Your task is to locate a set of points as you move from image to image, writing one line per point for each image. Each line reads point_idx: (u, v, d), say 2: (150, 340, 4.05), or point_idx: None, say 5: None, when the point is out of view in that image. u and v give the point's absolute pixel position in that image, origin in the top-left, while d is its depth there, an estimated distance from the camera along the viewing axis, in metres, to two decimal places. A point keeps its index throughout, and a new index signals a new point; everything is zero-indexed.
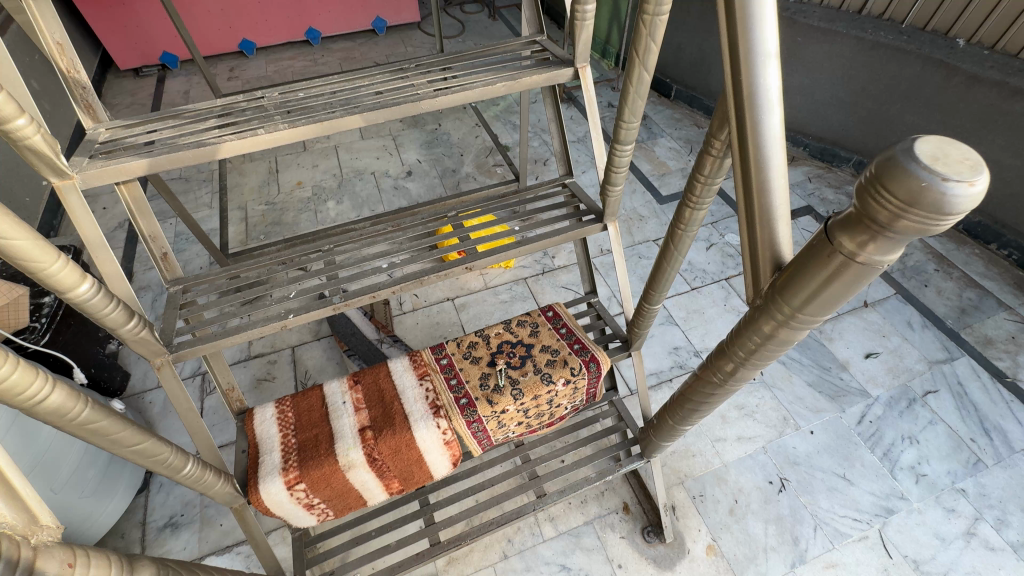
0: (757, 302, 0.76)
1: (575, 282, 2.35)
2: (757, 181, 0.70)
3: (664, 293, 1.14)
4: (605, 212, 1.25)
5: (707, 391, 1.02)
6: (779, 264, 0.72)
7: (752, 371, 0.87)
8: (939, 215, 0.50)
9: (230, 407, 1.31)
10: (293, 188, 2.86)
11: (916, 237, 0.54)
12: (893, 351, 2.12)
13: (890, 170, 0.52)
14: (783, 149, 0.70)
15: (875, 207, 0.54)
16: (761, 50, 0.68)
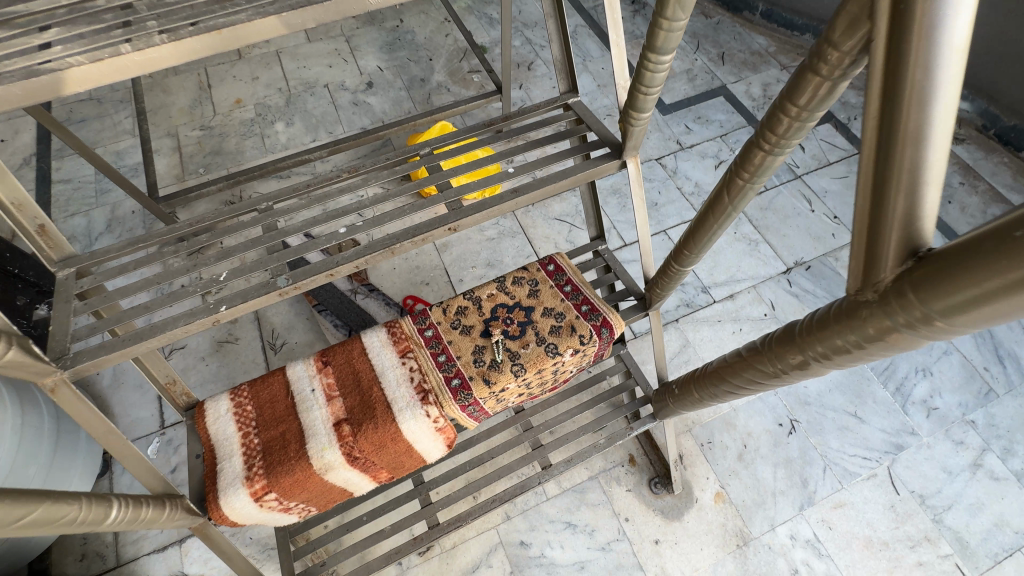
0: (868, 296, 0.54)
1: (570, 213, 2.08)
2: (913, 120, 0.45)
3: (700, 254, 0.91)
4: (625, 145, 0.97)
5: (755, 377, 0.83)
6: (916, 248, 0.50)
7: (829, 370, 0.68)
8: None
9: (175, 403, 1.09)
10: (231, 107, 2.40)
11: None
12: None
13: None
14: (962, 69, 0.44)
15: None
16: None
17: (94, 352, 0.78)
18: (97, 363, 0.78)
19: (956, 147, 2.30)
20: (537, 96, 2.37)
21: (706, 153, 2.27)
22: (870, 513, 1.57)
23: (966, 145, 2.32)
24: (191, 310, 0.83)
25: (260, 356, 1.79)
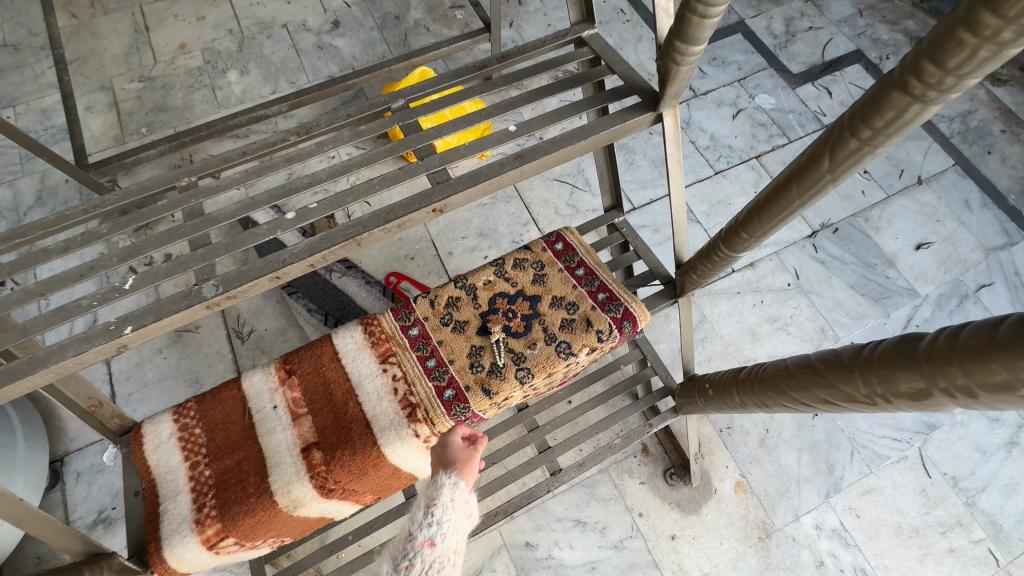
0: None
1: (572, 173, 1.83)
2: None
3: (761, 239, 0.77)
4: (663, 93, 0.74)
5: (832, 395, 0.66)
6: None
7: (963, 404, 0.51)
8: None
9: (104, 429, 0.89)
10: (174, 54, 2.05)
11: None
12: (947, 239, 1.80)
13: None
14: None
15: None
16: None
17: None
18: None
19: (998, 90, 2.07)
20: (530, 36, 2.05)
21: (722, 100, 2.01)
22: (900, 498, 1.46)
23: (1008, 87, 2.08)
24: (86, 333, 0.61)
25: (226, 347, 1.58)
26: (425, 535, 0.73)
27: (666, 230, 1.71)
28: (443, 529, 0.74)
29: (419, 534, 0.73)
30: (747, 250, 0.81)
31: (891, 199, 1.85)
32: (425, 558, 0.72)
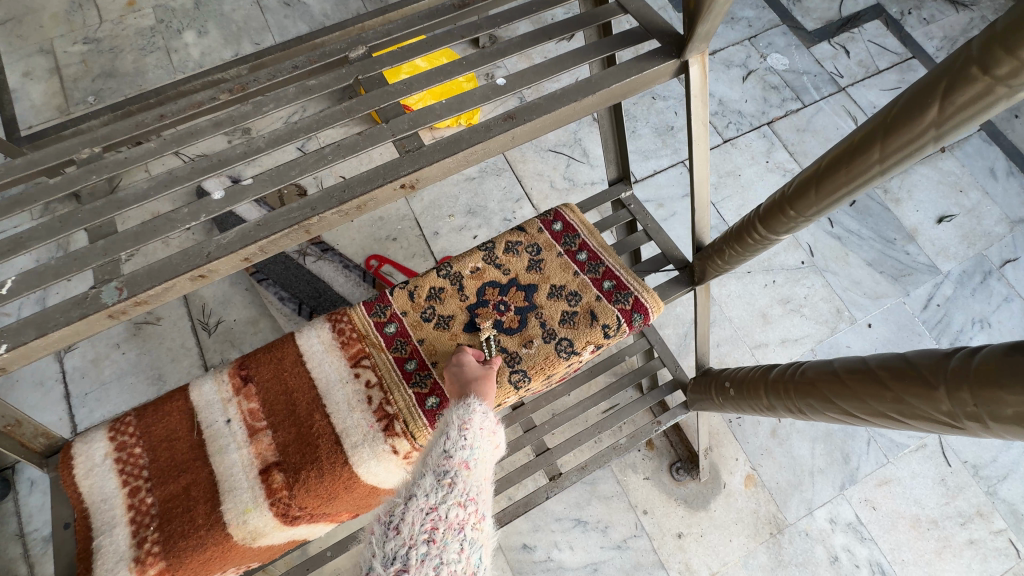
0: None
1: (568, 143, 1.67)
2: None
3: (810, 219, 0.66)
4: (688, 37, 0.59)
5: (897, 411, 0.53)
6: None
7: None
8: None
9: (27, 450, 0.76)
10: (122, 11, 1.83)
11: None
12: (971, 211, 1.67)
13: None
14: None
15: None
16: None
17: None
18: None
19: None
20: None
21: (732, 61, 1.84)
22: (918, 489, 1.38)
23: None
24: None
25: (191, 340, 1.44)
26: (462, 454, 0.60)
27: (671, 204, 1.57)
28: (477, 451, 0.62)
29: (455, 452, 0.60)
30: (795, 229, 0.69)
31: (912, 168, 1.71)
32: (464, 476, 0.58)
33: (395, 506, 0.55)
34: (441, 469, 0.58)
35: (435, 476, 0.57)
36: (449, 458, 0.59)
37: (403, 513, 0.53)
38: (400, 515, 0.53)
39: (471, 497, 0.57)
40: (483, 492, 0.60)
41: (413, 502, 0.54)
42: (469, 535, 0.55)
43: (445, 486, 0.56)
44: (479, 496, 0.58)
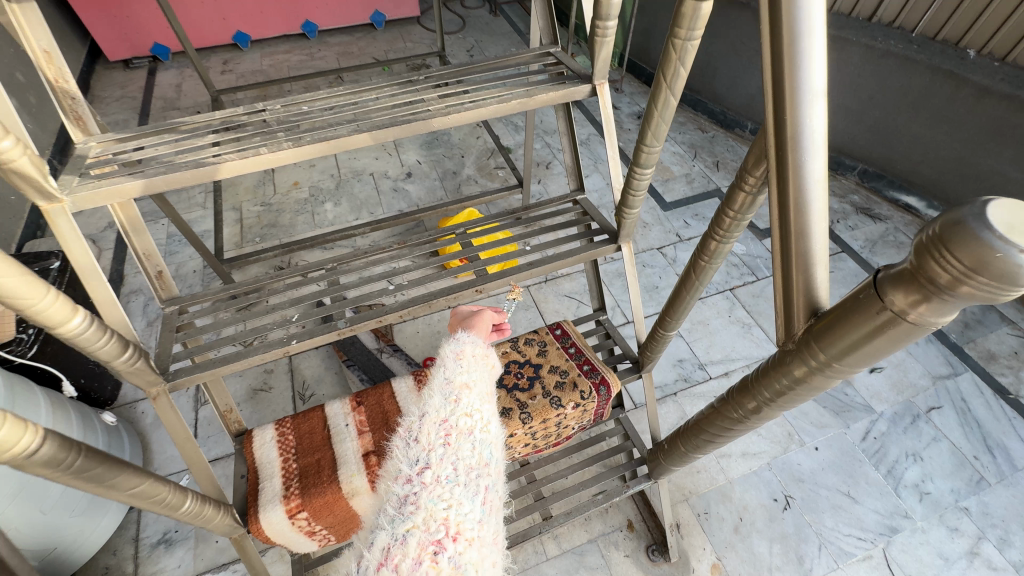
0: (790, 346, 0.74)
1: (579, 291, 2.30)
2: (795, 224, 0.66)
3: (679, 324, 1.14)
4: (619, 233, 1.22)
5: (726, 425, 0.99)
6: (816, 311, 0.69)
7: (778, 411, 0.85)
8: (1007, 285, 0.46)
9: (228, 429, 1.27)
10: (290, 189, 2.78)
11: (977, 303, 0.50)
12: (898, 366, 2.11)
13: (955, 233, 0.47)
14: (825, 192, 0.66)
15: (935, 269, 0.50)
16: (807, 88, 0.62)
17: (191, 370, 1.00)
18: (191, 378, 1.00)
19: None
20: (553, 191, 2.72)
21: None
22: None
23: None
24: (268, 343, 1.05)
25: (290, 406, 1.95)
26: (460, 379, 0.75)
27: None
28: (471, 376, 0.77)
29: (455, 377, 0.75)
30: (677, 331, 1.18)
31: None
32: (466, 394, 0.73)
33: (414, 424, 0.70)
34: (446, 391, 0.73)
35: (442, 397, 0.72)
36: (451, 383, 0.74)
37: (422, 427, 0.68)
38: (420, 430, 0.68)
39: (473, 410, 0.72)
40: (483, 404, 0.75)
41: (427, 418, 0.69)
42: (478, 436, 0.70)
43: (452, 403, 0.71)
44: (480, 407, 0.73)
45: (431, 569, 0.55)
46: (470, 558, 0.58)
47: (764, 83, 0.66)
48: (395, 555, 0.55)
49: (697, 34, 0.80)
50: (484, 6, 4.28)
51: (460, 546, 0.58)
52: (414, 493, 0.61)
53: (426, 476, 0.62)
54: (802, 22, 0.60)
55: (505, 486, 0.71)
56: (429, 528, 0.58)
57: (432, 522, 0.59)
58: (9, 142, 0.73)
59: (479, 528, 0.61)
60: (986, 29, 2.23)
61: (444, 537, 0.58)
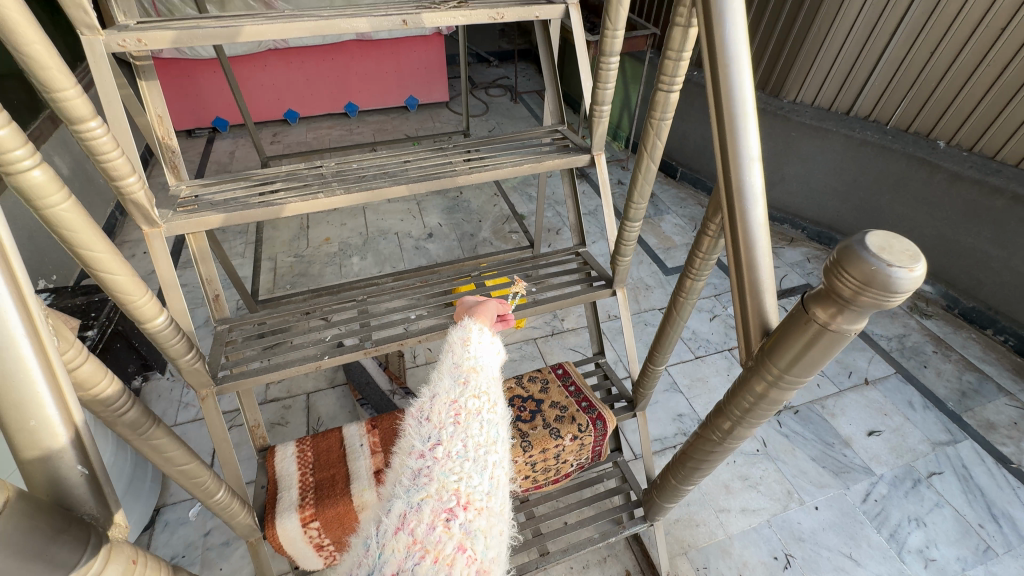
0: (749, 362, 0.86)
1: (583, 344, 2.42)
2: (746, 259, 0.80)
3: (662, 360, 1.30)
4: (614, 280, 1.43)
5: (707, 449, 1.05)
6: (767, 330, 0.83)
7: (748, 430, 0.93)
8: (890, 293, 0.60)
9: (254, 443, 1.46)
10: (321, 243, 3.05)
11: (875, 311, 0.64)
12: (896, 430, 2.15)
13: (847, 256, 0.62)
14: (768, 234, 0.81)
15: (839, 285, 0.64)
16: (746, 154, 0.78)
17: (235, 377, 1.22)
18: (237, 384, 1.22)
19: (927, 321, 2.67)
20: None
21: (702, 307, 2.70)
22: None
23: (935, 321, 2.67)
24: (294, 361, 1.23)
25: None
26: (468, 363, 0.81)
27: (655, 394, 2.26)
28: (478, 360, 0.82)
29: (463, 362, 0.81)
30: (664, 366, 1.33)
31: (843, 393, 2.29)
32: (473, 377, 0.79)
33: (426, 405, 0.76)
34: (455, 374, 0.79)
35: (451, 379, 0.78)
36: (460, 366, 0.80)
37: (433, 408, 0.74)
38: (431, 410, 0.74)
39: (481, 392, 0.77)
40: (490, 386, 0.79)
41: (438, 399, 0.75)
42: (485, 416, 0.74)
43: (460, 385, 0.77)
44: (487, 389, 0.78)
45: (444, 533, 0.61)
46: (480, 525, 0.63)
47: (714, 147, 0.82)
48: (411, 520, 0.61)
49: (669, 116, 1.03)
50: (506, 94, 4.82)
51: (470, 514, 0.63)
52: (427, 467, 0.67)
53: (438, 451, 0.68)
54: (738, 102, 0.77)
55: (512, 463, 0.75)
56: (442, 498, 0.64)
57: (444, 492, 0.64)
58: (133, 179, 0.99)
59: (488, 500, 0.66)
60: (952, 122, 2.50)
61: (455, 506, 0.63)
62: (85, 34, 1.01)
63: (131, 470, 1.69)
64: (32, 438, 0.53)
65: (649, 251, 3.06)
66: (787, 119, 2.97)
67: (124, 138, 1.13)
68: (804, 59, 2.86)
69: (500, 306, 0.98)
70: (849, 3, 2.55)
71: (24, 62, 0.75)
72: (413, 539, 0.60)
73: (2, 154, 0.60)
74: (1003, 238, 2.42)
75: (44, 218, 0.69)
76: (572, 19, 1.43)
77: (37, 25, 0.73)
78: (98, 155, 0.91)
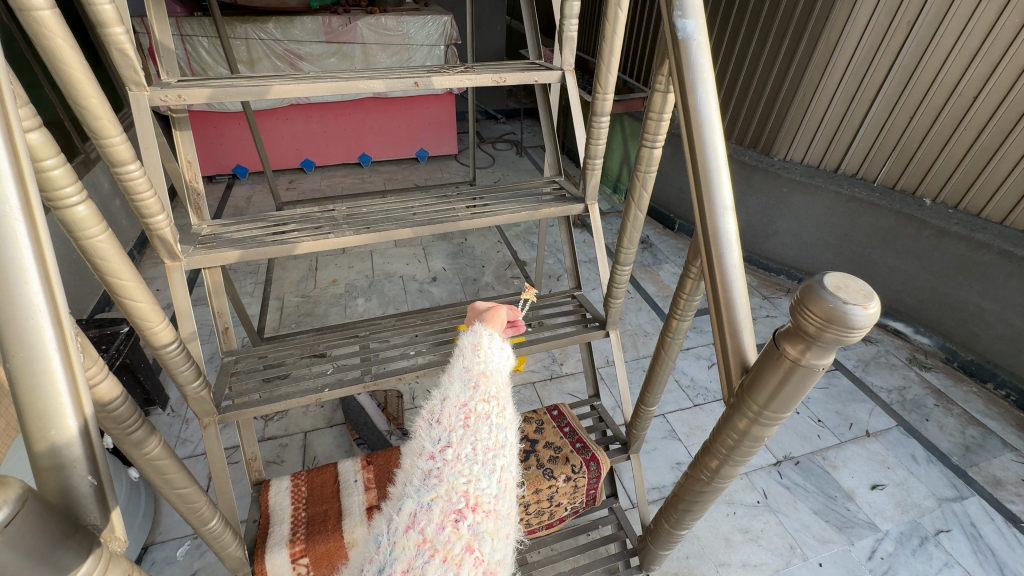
0: (730, 401, 0.82)
1: (581, 389, 2.43)
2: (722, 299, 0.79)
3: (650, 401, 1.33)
4: (607, 320, 1.49)
5: (698, 490, 0.93)
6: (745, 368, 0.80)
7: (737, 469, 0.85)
8: (849, 329, 0.62)
9: (250, 476, 1.48)
10: (328, 284, 3.15)
11: (840, 346, 0.65)
12: (900, 484, 2.11)
13: (809, 294, 0.65)
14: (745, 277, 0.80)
15: (804, 321, 0.66)
16: (719, 203, 0.80)
17: (236, 407, 1.27)
18: (238, 414, 1.26)
19: (927, 374, 2.67)
20: None
21: (700, 355, 2.72)
22: None
23: (935, 373, 2.67)
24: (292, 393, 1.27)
25: None
26: (479, 367, 0.83)
27: (653, 441, 2.24)
28: (490, 364, 0.84)
29: (474, 366, 0.83)
30: (655, 407, 1.35)
31: (844, 444, 2.26)
32: (484, 381, 0.81)
33: (436, 407, 0.79)
34: (466, 378, 0.81)
35: (462, 382, 0.80)
36: (470, 370, 0.82)
37: (444, 411, 0.77)
38: (442, 413, 0.77)
39: (491, 396, 0.79)
40: (500, 390, 0.82)
41: (449, 402, 0.78)
42: (494, 420, 0.77)
43: (471, 389, 0.79)
44: (497, 394, 0.80)
45: (452, 533, 0.65)
46: (487, 526, 0.67)
47: (691, 195, 0.85)
48: (421, 520, 0.66)
49: (653, 170, 1.14)
50: (512, 148, 5.07)
51: (479, 516, 0.67)
52: (437, 468, 0.70)
53: (448, 454, 0.71)
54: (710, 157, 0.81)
55: (520, 465, 0.78)
56: (451, 499, 0.68)
57: (453, 493, 0.68)
58: (162, 218, 1.08)
59: (496, 502, 0.69)
60: (936, 180, 2.63)
61: (464, 508, 0.67)
62: (132, 89, 1.13)
63: (124, 504, 1.69)
64: (49, 450, 0.51)
65: (648, 299, 3.12)
66: (779, 176, 3.11)
67: (156, 179, 1.24)
68: (792, 121, 3.05)
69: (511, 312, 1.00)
70: (830, 72, 2.77)
71: (80, 114, 0.86)
72: (423, 537, 0.65)
73: (53, 190, 0.68)
74: (994, 292, 2.47)
75: (83, 249, 0.76)
76: (568, 84, 1.57)
77: (96, 84, 0.85)
78: (133, 194, 1.01)
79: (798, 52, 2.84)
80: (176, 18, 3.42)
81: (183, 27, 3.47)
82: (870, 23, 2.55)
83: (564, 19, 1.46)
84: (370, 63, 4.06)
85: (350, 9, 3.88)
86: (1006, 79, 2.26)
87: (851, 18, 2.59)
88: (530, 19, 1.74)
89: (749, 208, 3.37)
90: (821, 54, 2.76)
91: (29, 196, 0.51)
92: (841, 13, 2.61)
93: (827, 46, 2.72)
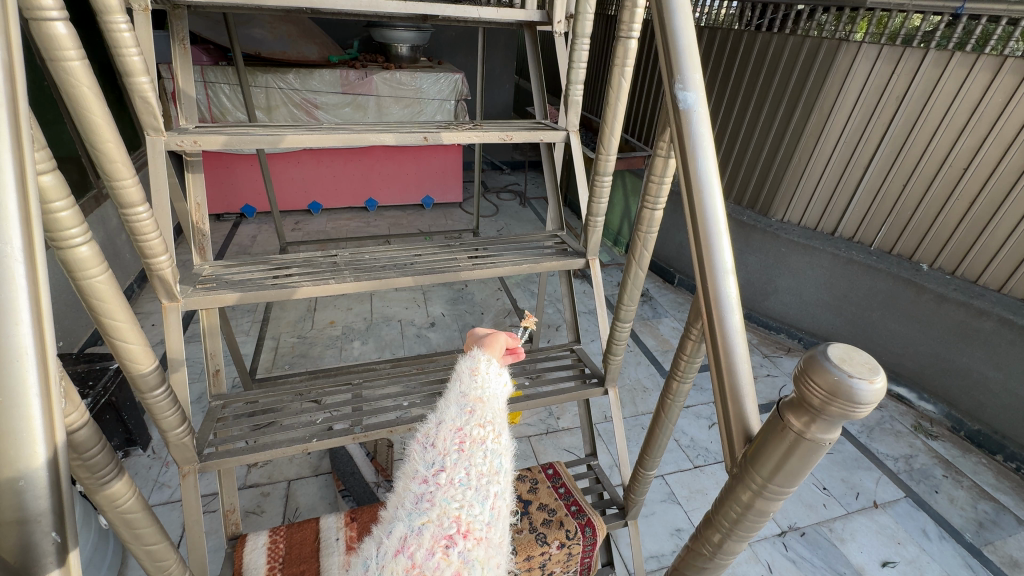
0: (734, 469, 0.77)
1: (576, 445, 2.35)
2: (723, 361, 0.77)
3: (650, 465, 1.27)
4: (605, 377, 1.47)
5: (699, 566, 0.84)
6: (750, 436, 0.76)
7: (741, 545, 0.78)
8: (855, 406, 0.59)
9: (226, 530, 1.41)
10: (325, 325, 3.13)
11: (847, 421, 0.62)
12: (912, 562, 2.00)
13: (814, 366, 0.62)
14: (745, 339, 0.78)
15: (808, 394, 0.62)
16: (721, 264, 0.80)
17: (218, 455, 1.23)
18: (219, 463, 1.21)
19: (934, 442, 2.59)
20: None
21: (700, 414, 2.66)
22: None
23: (942, 442, 2.59)
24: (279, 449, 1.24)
25: None
26: (476, 393, 0.79)
27: (652, 505, 2.15)
28: (487, 390, 0.80)
29: (471, 391, 0.79)
30: (654, 471, 1.31)
31: (851, 515, 2.17)
32: (480, 406, 0.78)
33: (431, 430, 0.75)
34: (462, 403, 0.78)
35: (458, 407, 0.77)
36: (467, 395, 0.79)
37: (438, 434, 0.74)
38: (436, 436, 0.74)
39: (487, 420, 0.76)
40: (498, 416, 0.78)
41: (444, 426, 0.75)
42: (490, 445, 0.74)
43: (467, 413, 0.76)
44: (494, 419, 0.77)
45: (442, 560, 0.62)
46: (478, 555, 0.64)
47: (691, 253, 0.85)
48: (411, 544, 0.63)
49: (654, 230, 1.16)
50: (516, 199, 5.20)
51: (469, 543, 0.64)
52: (429, 492, 0.67)
53: (441, 478, 0.68)
54: (712, 217, 0.82)
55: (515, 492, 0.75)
56: (442, 524, 0.64)
57: (445, 518, 0.65)
58: (164, 258, 1.09)
59: (488, 530, 0.67)
60: (932, 247, 2.67)
61: (455, 533, 0.64)
62: (151, 134, 1.17)
63: (89, 555, 1.59)
64: (16, 503, 0.48)
65: (647, 353, 3.11)
66: (776, 236, 3.16)
67: (163, 219, 1.25)
68: (788, 184, 3.13)
69: (511, 339, 0.96)
70: (824, 140, 2.88)
71: (96, 157, 0.88)
72: (412, 563, 0.61)
73: (59, 230, 0.68)
74: (997, 359, 2.45)
75: (81, 289, 0.75)
76: (572, 143, 1.62)
77: (115, 130, 0.88)
78: (138, 235, 1.01)
79: (792, 121, 2.97)
80: (201, 66, 3.60)
81: (208, 74, 3.65)
82: (860, 97, 2.69)
83: (570, 84, 1.52)
84: (382, 114, 4.24)
85: (366, 65, 4.11)
86: (992, 153, 2.35)
87: (842, 92, 2.73)
88: (537, 82, 1.82)
89: (748, 266, 3.40)
90: (815, 123, 2.88)
91: (33, 238, 0.51)
92: (833, 87, 2.76)
93: (820, 116, 2.85)
